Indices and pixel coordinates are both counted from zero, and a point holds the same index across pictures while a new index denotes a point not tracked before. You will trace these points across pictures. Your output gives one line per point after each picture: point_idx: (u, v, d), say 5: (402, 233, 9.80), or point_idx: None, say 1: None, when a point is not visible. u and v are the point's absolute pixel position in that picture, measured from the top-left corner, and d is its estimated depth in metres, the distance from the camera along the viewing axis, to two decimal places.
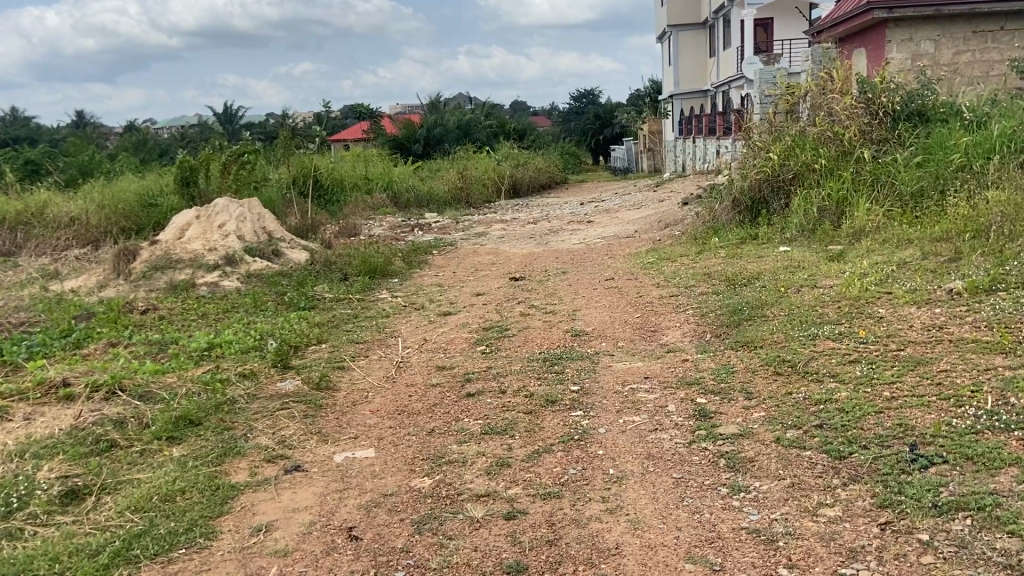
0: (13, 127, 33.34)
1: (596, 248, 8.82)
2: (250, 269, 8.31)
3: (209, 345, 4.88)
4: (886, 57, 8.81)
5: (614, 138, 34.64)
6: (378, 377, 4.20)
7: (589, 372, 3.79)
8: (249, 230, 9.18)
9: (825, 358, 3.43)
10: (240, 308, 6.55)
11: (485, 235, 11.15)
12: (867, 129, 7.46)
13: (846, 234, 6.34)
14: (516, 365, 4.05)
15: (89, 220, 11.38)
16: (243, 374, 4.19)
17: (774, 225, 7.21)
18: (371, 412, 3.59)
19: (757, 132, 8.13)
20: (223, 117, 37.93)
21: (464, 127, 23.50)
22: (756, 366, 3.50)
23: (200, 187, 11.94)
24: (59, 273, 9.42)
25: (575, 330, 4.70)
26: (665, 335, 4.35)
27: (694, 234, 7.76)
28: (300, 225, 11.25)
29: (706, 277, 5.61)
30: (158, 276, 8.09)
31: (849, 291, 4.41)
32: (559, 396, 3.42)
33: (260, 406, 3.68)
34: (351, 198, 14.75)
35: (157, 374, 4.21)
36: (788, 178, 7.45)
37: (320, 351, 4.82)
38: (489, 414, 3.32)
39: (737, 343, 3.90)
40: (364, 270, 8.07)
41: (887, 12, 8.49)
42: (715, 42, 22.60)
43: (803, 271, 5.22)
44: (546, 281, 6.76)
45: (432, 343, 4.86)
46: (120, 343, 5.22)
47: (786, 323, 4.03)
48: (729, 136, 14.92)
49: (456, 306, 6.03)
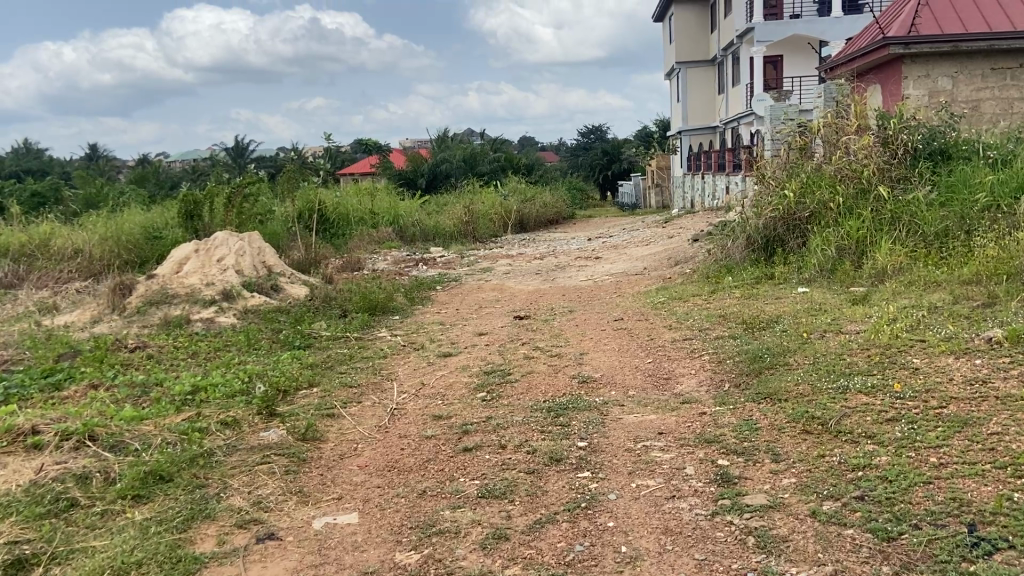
0: (25, 158, 33.50)
1: (604, 286, 8.54)
2: (247, 305, 8.05)
3: (194, 389, 4.60)
4: (903, 93, 8.59)
5: (622, 173, 34.56)
6: (370, 426, 3.90)
7: (597, 425, 3.47)
8: (248, 264, 8.95)
9: (858, 416, 3.12)
10: (233, 347, 6.27)
11: (490, 271, 10.88)
12: (887, 166, 7.20)
13: (868, 275, 6.05)
14: (518, 416, 3.74)
15: (90, 253, 11.19)
16: (224, 422, 3.89)
17: (790, 264, 6.93)
18: (361, 467, 3.29)
19: (770, 169, 7.89)
20: (234, 152, 38.11)
21: (470, 161, 23.39)
22: (781, 423, 3.19)
23: (203, 221, 11.77)
24: (56, 306, 9.18)
25: (582, 376, 4.39)
26: (679, 384, 4.03)
27: (707, 272, 7.47)
28: (303, 259, 11.02)
29: (721, 320, 5.31)
30: (153, 311, 7.83)
31: (878, 338, 4.10)
32: (565, 453, 3.11)
33: (239, 459, 3.38)
34: (356, 232, 14.56)
35: (133, 422, 3.91)
36: (805, 216, 7.18)
37: (310, 396, 4.52)
38: (487, 474, 3.01)
39: (759, 396, 3.59)
40: (364, 306, 7.80)
41: (903, 48, 8.29)
42: (723, 79, 22.59)
43: (825, 315, 4.91)
44: (551, 321, 6.47)
45: (430, 388, 4.56)
46: (103, 384, 4.93)
47: (811, 374, 3.73)
48: (739, 172, 14.71)
49: (457, 347, 5.74)
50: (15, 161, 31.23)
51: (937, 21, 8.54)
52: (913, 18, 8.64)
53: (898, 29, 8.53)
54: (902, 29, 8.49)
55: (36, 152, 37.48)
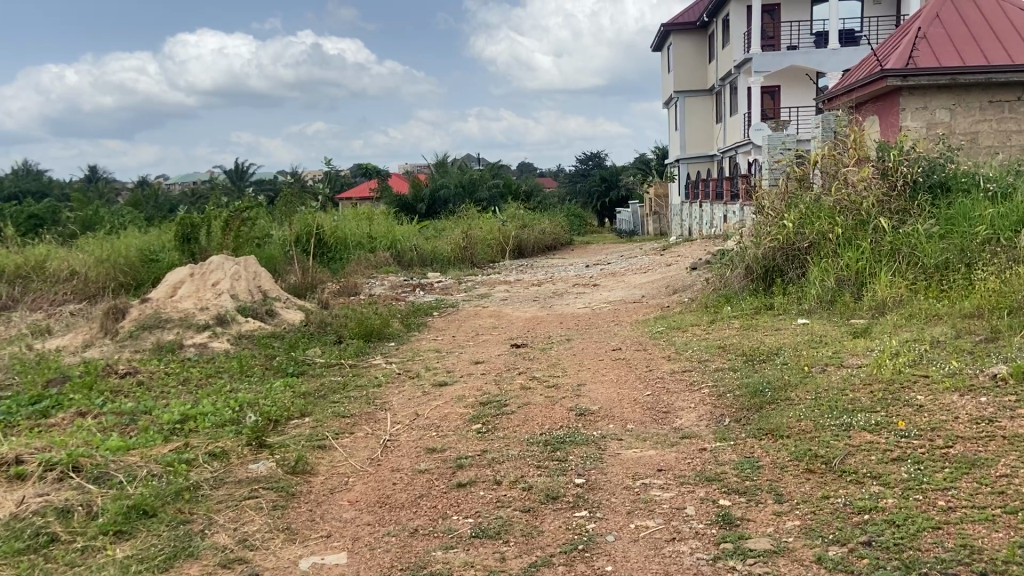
0: (25, 179, 33.54)
1: (602, 314, 8.48)
2: (241, 330, 7.97)
3: (183, 418, 4.51)
4: (902, 124, 8.60)
5: (620, 200, 34.67)
6: (361, 459, 3.80)
7: (595, 460, 3.38)
8: (243, 289, 8.89)
9: (863, 455, 3.04)
10: (225, 374, 6.19)
11: (488, 297, 10.82)
12: (886, 198, 7.17)
13: (868, 307, 5.99)
14: (514, 450, 3.65)
15: (85, 275, 11.13)
16: (212, 454, 3.79)
17: (790, 295, 6.87)
18: (351, 503, 3.19)
19: (769, 200, 7.86)
20: (234, 175, 38.23)
21: (469, 187, 23.44)
22: (784, 461, 3.10)
23: (200, 244, 11.72)
24: (49, 329, 9.10)
25: (580, 408, 4.29)
26: (678, 418, 3.95)
27: (706, 301, 7.41)
28: (300, 283, 10.95)
29: (721, 351, 5.24)
30: (146, 336, 7.75)
31: (881, 373, 4.03)
32: (561, 491, 3.02)
33: (225, 494, 3.28)
34: (353, 257, 14.51)
35: (119, 453, 3.82)
36: (804, 246, 7.14)
37: (301, 427, 4.42)
38: (481, 512, 2.92)
39: (760, 432, 3.51)
40: (359, 332, 7.72)
41: (901, 80, 8.32)
42: (721, 108, 22.72)
43: (826, 348, 4.85)
44: (549, 350, 6.39)
45: (424, 419, 4.46)
46: (90, 411, 4.84)
47: (813, 409, 3.65)
48: (738, 201, 14.71)
49: (453, 375, 5.65)
50: (15, 182, 31.28)
51: (935, 54, 8.58)
52: (911, 51, 8.68)
53: (896, 61, 8.57)
54: (900, 61, 8.52)
55: (36, 173, 37.58)
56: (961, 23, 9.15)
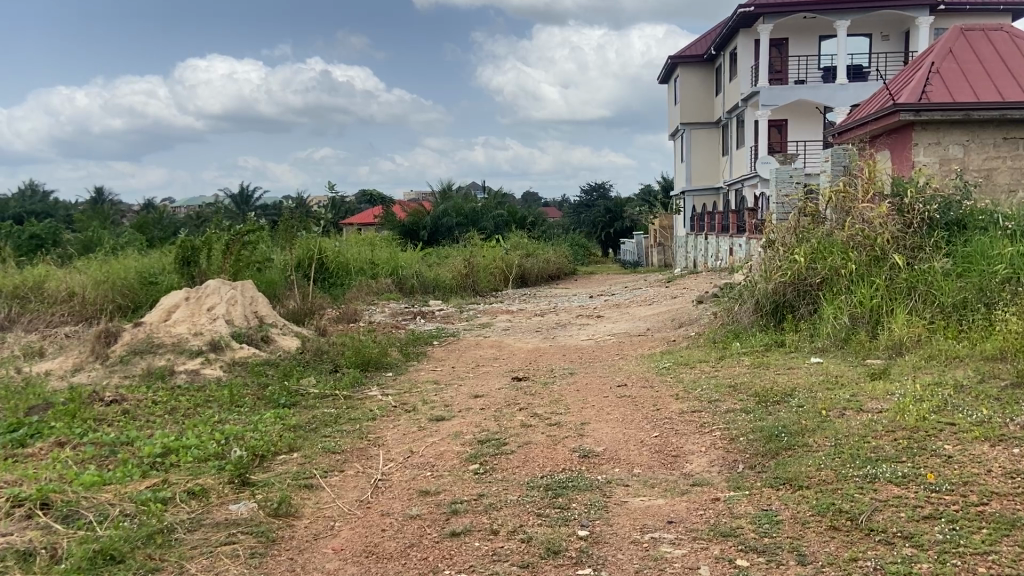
0: (31, 199, 33.50)
1: (606, 346, 8.26)
2: (235, 357, 7.76)
3: (165, 451, 4.29)
4: (914, 160, 8.46)
5: (625, 231, 34.57)
6: (350, 501, 3.57)
7: (599, 509, 3.15)
8: (239, 314, 8.70)
9: (890, 512, 2.80)
10: (215, 403, 5.96)
11: (489, 327, 10.61)
12: (901, 235, 6.98)
13: (884, 346, 5.77)
14: (513, 495, 3.41)
15: (82, 296, 10.94)
16: (191, 492, 3.57)
17: (801, 332, 6.65)
18: (335, 552, 2.95)
19: (780, 234, 7.68)
20: (240, 199, 38.26)
21: (472, 215, 23.33)
22: (805, 515, 2.87)
23: (200, 267, 11.55)
24: (42, 351, 8.90)
25: (583, 450, 4.05)
26: (688, 463, 3.71)
27: (713, 337, 7.19)
28: (298, 309, 10.74)
29: (731, 391, 5.00)
30: (137, 361, 7.54)
31: (905, 420, 3.79)
32: (564, 544, 2.78)
33: (201, 538, 3.05)
34: (354, 283, 14.32)
35: (91, 489, 3.58)
36: (816, 282, 6.94)
37: (288, 463, 4.19)
38: (476, 566, 2.68)
39: (778, 481, 3.27)
40: (356, 362, 7.50)
41: (914, 115, 8.18)
42: (728, 141, 22.69)
43: (844, 390, 4.62)
44: (551, 384, 6.16)
45: (419, 457, 4.23)
46: (69, 441, 4.61)
47: (834, 458, 3.41)
48: (744, 234, 14.53)
49: (450, 410, 5.41)
50: (20, 202, 31.22)
51: (948, 89, 8.46)
52: (923, 86, 8.56)
53: (909, 96, 8.45)
54: (913, 96, 8.40)
55: (42, 194, 37.57)
56: (975, 60, 9.03)
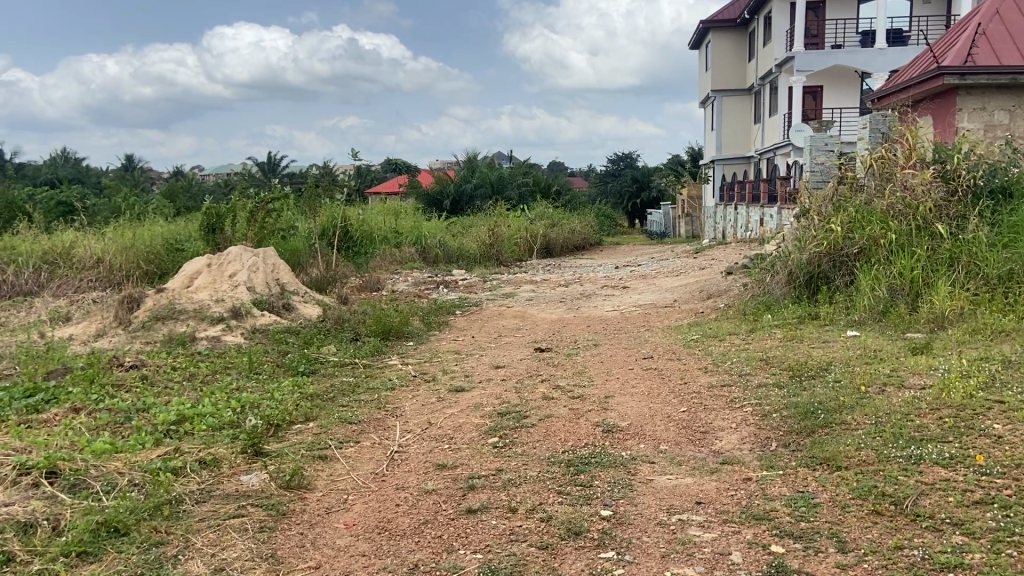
0: (61, 166, 33.73)
1: (632, 318, 8.07)
2: (256, 324, 7.69)
3: (180, 419, 4.20)
4: (957, 126, 8.11)
5: (651, 201, 34.14)
6: (364, 473, 3.45)
7: (623, 487, 3.00)
8: (260, 281, 8.63)
9: (938, 496, 2.60)
10: (234, 370, 5.89)
11: (513, 297, 10.46)
12: (943, 204, 6.67)
13: (925, 319, 5.52)
14: (534, 471, 3.26)
15: (109, 262, 10.96)
16: (202, 462, 3.46)
17: (836, 304, 6.41)
18: (347, 527, 2.83)
19: (815, 203, 7.39)
20: (267, 168, 38.32)
21: (498, 184, 23.08)
22: (845, 498, 2.68)
23: (224, 234, 11.50)
24: (67, 316, 8.91)
25: (607, 424, 3.89)
26: (718, 440, 3.54)
27: (744, 308, 6.96)
28: (321, 277, 10.65)
29: (763, 364, 4.80)
30: (158, 327, 7.49)
31: (950, 397, 3.57)
32: (585, 525, 2.63)
33: (209, 510, 2.95)
34: (378, 251, 14.22)
35: (101, 458, 3.49)
36: (853, 253, 6.67)
37: (303, 433, 4.08)
38: (492, 546, 2.54)
39: (813, 461, 3.09)
40: (378, 330, 7.39)
41: (959, 79, 7.81)
42: (760, 109, 22.14)
43: (883, 365, 4.40)
44: (575, 355, 6.00)
45: (437, 429, 4.10)
46: (85, 408, 4.55)
47: (875, 437, 3.22)
48: (775, 205, 14.17)
49: (471, 381, 5.27)
50: (50, 168, 31.42)
51: (995, 52, 8.05)
52: (969, 48, 8.16)
53: (953, 58, 8.06)
54: (958, 59, 8.00)
55: (72, 161, 37.93)
56: None
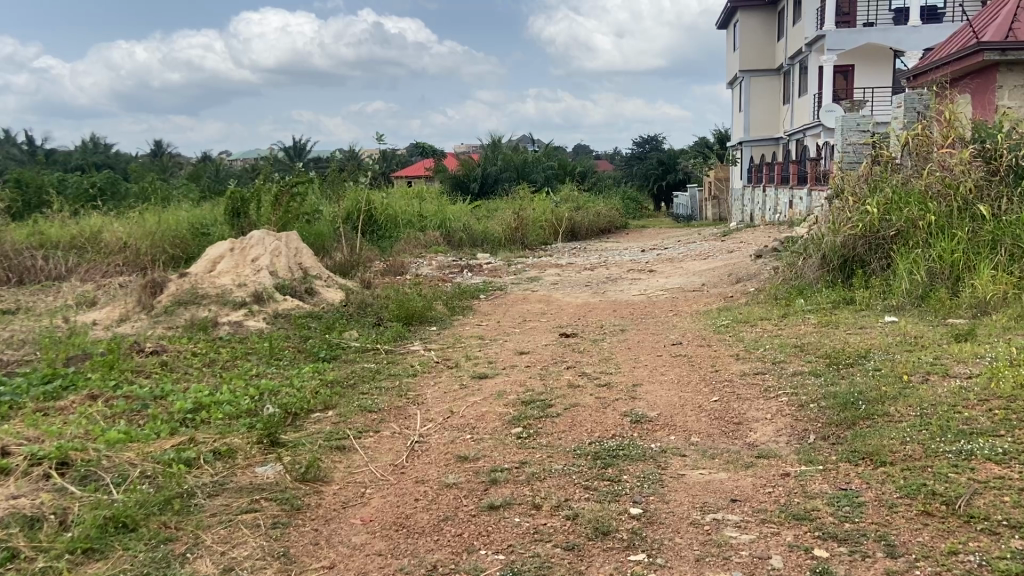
0: (92, 152, 34.05)
1: (660, 302, 7.87)
2: (278, 309, 7.62)
3: (197, 407, 4.13)
4: (998, 104, 7.78)
5: (677, 183, 33.67)
6: (383, 465, 3.32)
7: (653, 482, 2.85)
8: (283, 266, 8.55)
9: (992, 496, 2.39)
10: (254, 356, 5.81)
11: (538, 281, 10.29)
12: (986, 183, 6.38)
13: (967, 304, 5.27)
14: (559, 464, 3.12)
15: (135, 246, 10.98)
16: (217, 453, 3.38)
17: (872, 288, 6.17)
18: (363, 523, 2.71)
19: (850, 184, 7.12)
20: (293, 152, 38.41)
21: (523, 168, 22.88)
22: (893, 496, 2.50)
23: (249, 219, 11.44)
24: (92, 301, 8.91)
25: (635, 414, 3.73)
26: (752, 432, 3.37)
27: (775, 293, 6.74)
28: (345, 261, 10.56)
29: (798, 351, 4.61)
30: (180, 311, 7.45)
31: (1000, 386, 3.34)
32: (613, 524, 2.48)
33: (222, 505, 2.85)
34: (402, 235, 14.11)
35: (115, 448, 3.42)
36: (890, 235, 6.41)
37: (321, 422, 3.98)
38: (514, 545, 2.41)
39: (855, 456, 2.91)
40: (400, 315, 7.28)
41: (999, 54, 7.48)
42: (789, 88, 21.64)
43: (926, 352, 4.19)
44: (601, 341, 5.84)
45: (459, 418, 3.97)
46: (102, 395, 4.49)
47: (921, 430, 3.01)
48: (806, 186, 13.84)
49: (494, 367, 5.14)
50: (81, 154, 31.71)
51: None
52: (1011, 22, 7.80)
53: (995, 33, 7.71)
54: (999, 33, 7.66)
55: (103, 146, 38.30)
56: None
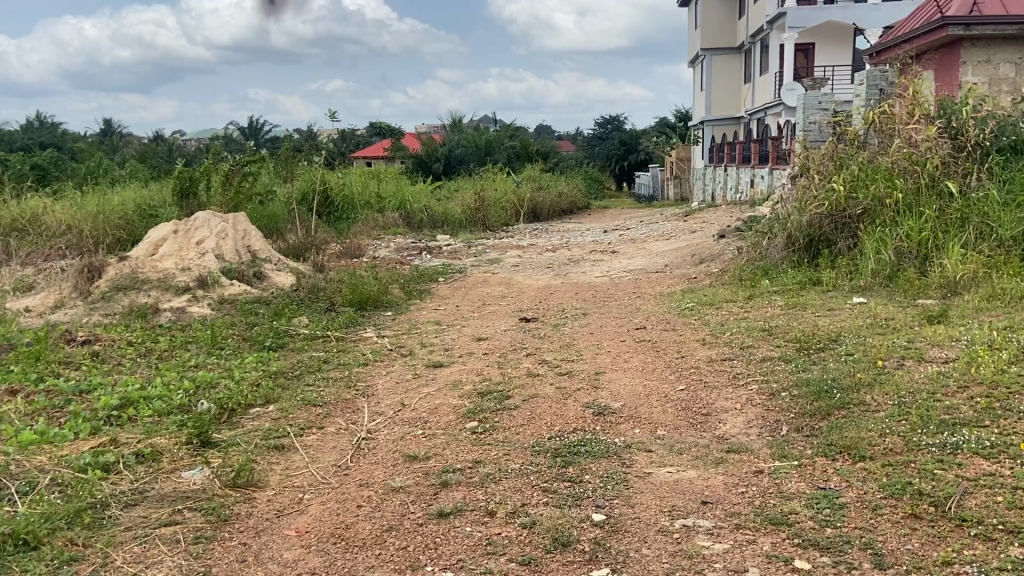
0: (36, 131, 32.70)
1: (623, 283, 7.67)
2: (225, 294, 7.24)
3: (125, 403, 3.79)
4: (960, 80, 7.69)
5: (639, 164, 33.61)
6: (325, 467, 3.05)
7: (617, 483, 2.62)
8: (229, 248, 8.15)
9: (984, 496, 2.21)
10: (196, 345, 5.45)
11: (498, 263, 10.02)
12: (952, 160, 6.26)
13: (936, 284, 5.15)
14: (516, 463, 2.87)
15: (76, 229, 10.44)
16: (140, 457, 3.07)
17: (838, 268, 6.02)
18: (298, 535, 2.44)
19: (816, 162, 6.96)
20: (249, 131, 37.41)
21: (484, 148, 22.56)
22: (877, 496, 2.30)
23: (197, 199, 10.95)
24: (27, 287, 8.41)
25: (598, 406, 3.50)
26: (722, 424, 3.16)
27: (740, 274, 6.57)
28: (297, 243, 10.15)
29: (766, 335, 4.43)
30: (119, 297, 7.02)
31: (979, 372, 3.17)
32: (574, 534, 2.25)
33: (140, 518, 2.56)
34: (360, 216, 13.70)
35: (25, 451, 3.09)
36: (856, 214, 6.27)
37: (261, 418, 3.68)
38: (464, 560, 2.16)
39: (832, 450, 2.72)
40: (353, 300, 6.95)
41: (964, 30, 7.37)
42: (750, 67, 21.57)
43: (900, 336, 4.02)
44: (562, 325, 5.61)
45: (411, 411, 3.70)
46: (23, 390, 4.13)
47: (900, 421, 2.83)
48: (767, 165, 13.73)
49: (450, 355, 4.87)
50: (25, 133, 30.40)
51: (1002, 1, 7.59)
52: None
53: (958, 8, 7.60)
54: (963, 9, 7.55)
55: (49, 125, 36.89)
56: None
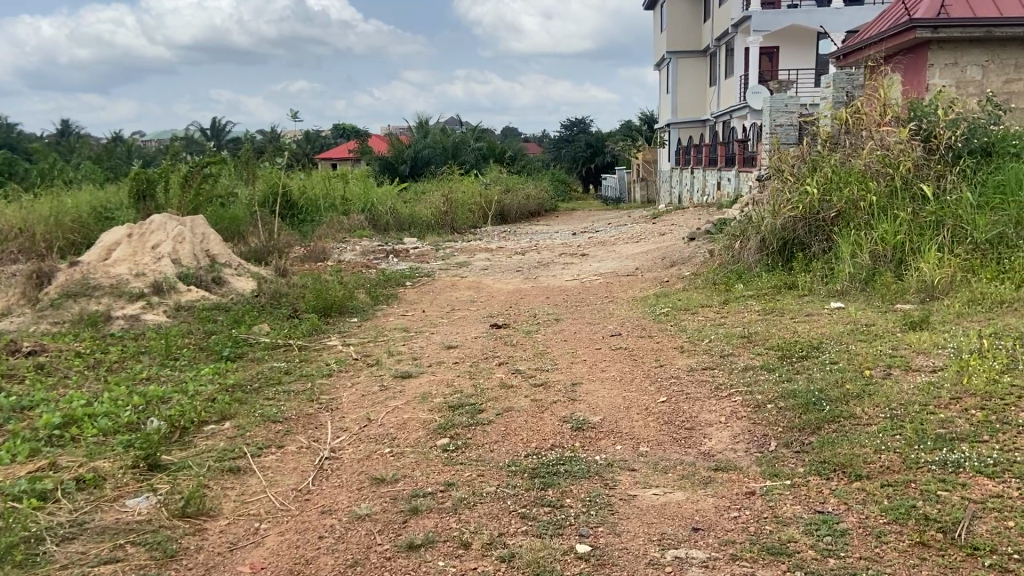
0: None
1: (595, 288, 7.51)
2: (181, 300, 6.93)
3: (68, 421, 3.51)
4: (927, 83, 7.68)
5: (605, 165, 33.76)
6: (284, 491, 2.81)
7: (602, 507, 2.44)
8: (187, 252, 7.83)
9: (994, 521, 2.07)
10: (149, 355, 5.16)
11: (467, 266, 9.81)
12: (925, 163, 6.21)
13: (913, 288, 5.07)
14: (491, 485, 2.67)
15: (26, 232, 9.99)
16: (80, 484, 2.81)
17: (813, 271, 5.93)
18: (252, 573, 2.21)
19: (789, 164, 6.87)
20: (211, 133, 36.63)
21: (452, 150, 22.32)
22: (882, 522, 2.15)
23: (155, 202, 10.56)
24: None
25: (575, 420, 3.32)
26: (706, 440, 3.00)
27: (713, 278, 6.46)
28: (258, 247, 9.84)
29: (746, 343, 4.28)
30: (68, 304, 6.67)
31: (971, 382, 3.05)
32: (558, 569, 2.06)
33: (76, 555, 2.31)
34: (325, 219, 13.39)
35: None
36: (830, 216, 6.19)
37: (215, 437, 3.43)
38: None
39: (825, 468, 2.57)
40: (317, 305, 6.69)
41: (931, 32, 7.33)
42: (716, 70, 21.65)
43: (883, 343, 3.91)
44: (534, 332, 5.41)
45: (377, 427, 3.48)
46: None
47: (895, 436, 2.69)
48: (734, 168, 13.71)
49: (419, 364, 4.65)
50: None
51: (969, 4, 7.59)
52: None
53: (926, 11, 7.57)
54: (931, 11, 7.52)
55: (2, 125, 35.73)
56: None
